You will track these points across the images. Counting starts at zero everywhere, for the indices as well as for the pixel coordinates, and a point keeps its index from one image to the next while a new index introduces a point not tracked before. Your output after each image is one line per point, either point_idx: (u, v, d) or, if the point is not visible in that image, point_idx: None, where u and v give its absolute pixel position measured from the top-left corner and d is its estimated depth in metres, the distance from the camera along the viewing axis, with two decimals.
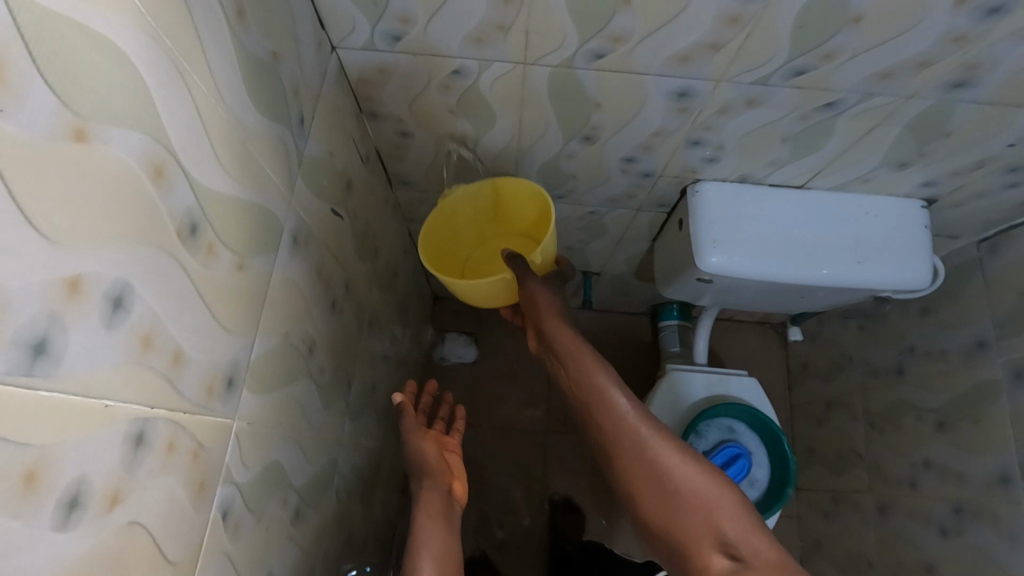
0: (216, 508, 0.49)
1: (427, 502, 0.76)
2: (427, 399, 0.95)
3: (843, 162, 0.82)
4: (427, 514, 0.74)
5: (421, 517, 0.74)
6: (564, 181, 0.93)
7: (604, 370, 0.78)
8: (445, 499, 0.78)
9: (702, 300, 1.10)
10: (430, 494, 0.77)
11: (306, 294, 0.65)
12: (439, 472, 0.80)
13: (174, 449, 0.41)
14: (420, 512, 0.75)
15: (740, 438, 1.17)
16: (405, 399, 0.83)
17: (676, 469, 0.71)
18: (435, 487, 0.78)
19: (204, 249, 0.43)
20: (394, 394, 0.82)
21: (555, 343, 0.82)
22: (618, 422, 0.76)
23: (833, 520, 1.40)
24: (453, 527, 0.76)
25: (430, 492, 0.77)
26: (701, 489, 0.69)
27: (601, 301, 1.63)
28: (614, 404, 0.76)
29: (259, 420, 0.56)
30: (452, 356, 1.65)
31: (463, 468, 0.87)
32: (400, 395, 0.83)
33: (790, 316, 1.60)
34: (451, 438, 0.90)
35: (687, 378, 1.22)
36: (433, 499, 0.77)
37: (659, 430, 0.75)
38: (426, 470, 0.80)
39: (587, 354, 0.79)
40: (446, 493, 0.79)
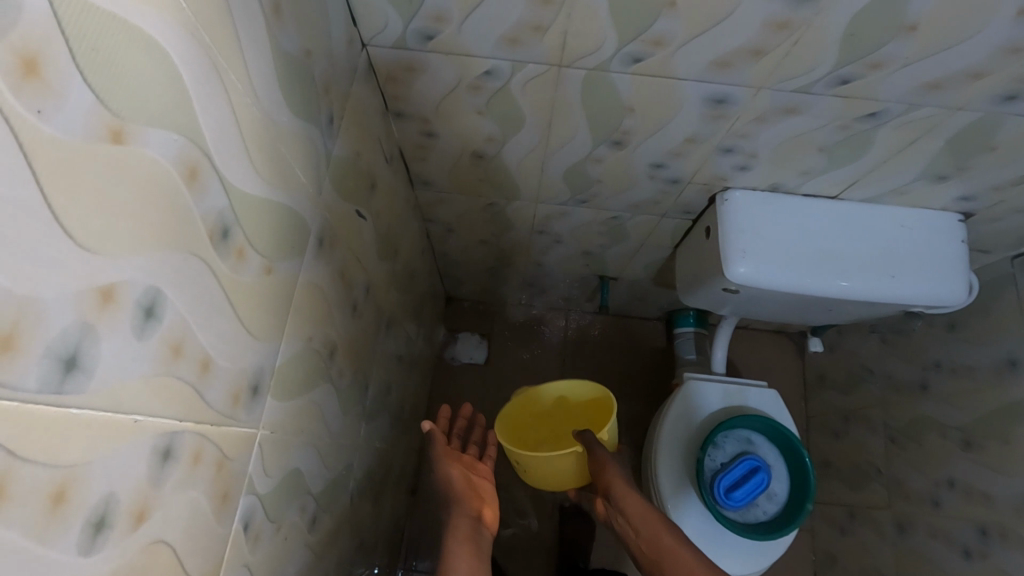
0: (239, 519, 0.47)
1: (456, 527, 0.75)
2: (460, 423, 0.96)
3: (879, 173, 0.80)
4: (456, 536, 0.73)
5: (451, 542, 0.73)
6: (589, 185, 0.92)
7: (669, 528, 0.79)
8: (475, 523, 0.77)
9: (723, 309, 1.08)
10: (458, 517, 0.76)
11: (328, 299, 0.63)
12: (464, 495, 0.79)
13: (199, 460, 0.40)
14: (450, 537, 0.74)
15: (758, 450, 1.15)
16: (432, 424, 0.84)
17: None
18: (462, 511, 0.77)
19: (235, 254, 0.41)
20: (422, 421, 0.83)
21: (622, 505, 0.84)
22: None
23: (848, 535, 1.38)
24: (483, 552, 0.75)
25: (459, 516, 0.76)
26: None
27: (615, 305, 1.61)
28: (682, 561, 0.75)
29: (281, 428, 0.55)
30: (464, 357, 1.63)
31: (494, 490, 0.86)
32: (428, 422, 0.84)
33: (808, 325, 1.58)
34: (483, 464, 0.89)
35: (704, 388, 1.20)
36: (461, 521, 0.76)
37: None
38: (453, 494, 0.80)
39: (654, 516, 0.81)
40: (475, 517, 0.77)
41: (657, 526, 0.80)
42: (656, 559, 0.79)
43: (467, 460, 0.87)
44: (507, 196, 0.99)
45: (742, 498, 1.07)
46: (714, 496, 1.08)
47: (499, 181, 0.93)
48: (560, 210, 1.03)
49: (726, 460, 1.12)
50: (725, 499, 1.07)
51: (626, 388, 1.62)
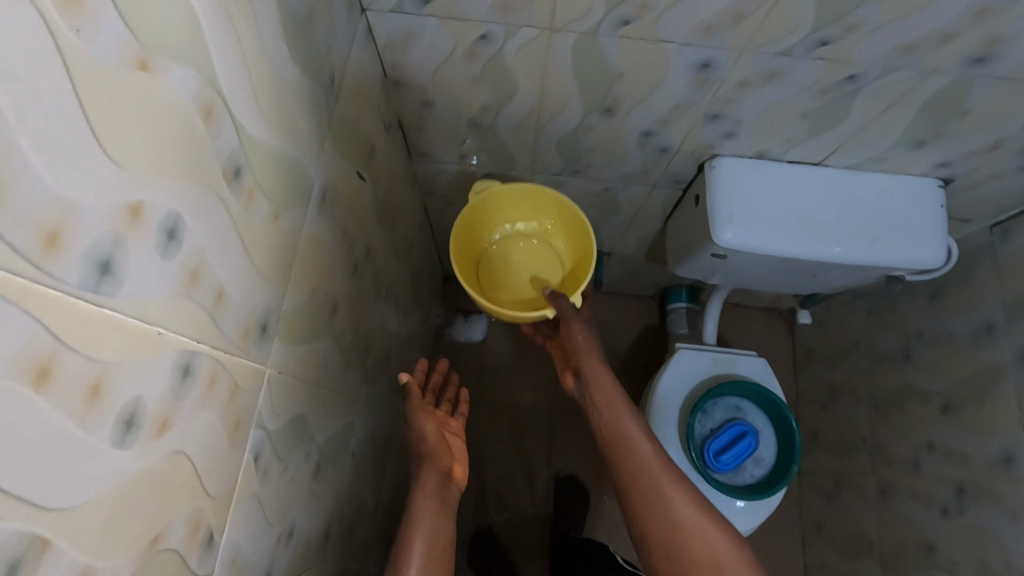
0: (249, 450, 0.51)
1: (425, 481, 0.79)
2: (434, 381, 0.97)
3: (859, 139, 0.83)
4: (424, 491, 0.77)
5: (418, 495, 0.77)
6: (581, 155, 0.94)
7: (632, 414, 0.81)
8: (442, 479, 0.81)
9: (713, 279, 1.11)
10: (427, 472, 0.80)
11: (331, 254, 0.66)
12: (438, 452, 0.82)
13: (214, 385, 0.43)
14: (416, 488, 0.78)
15: (746, 416, 1.19)
16: (411, 377, 0.81)
17: (694, 523, 0.72)
18: (430, 466, 0.81)
19: (245, 193, 0.44)
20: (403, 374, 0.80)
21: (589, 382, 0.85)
22: (648, 473, 0.77)
23: (834, 502, 1.42)
24: (448, 506, 0.79)
25: (428, 470, 0.80)
26: (717, 548, 0.70)
27: (609, 282, 1.64)
28: (643, 454, 0.78)
29: (288, 370, 0.58)
30: (461, 337, 1.67)
31: (465, 450, 0.90)
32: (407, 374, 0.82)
33: (797, 300, 1.61)
34: (454, 422, 0.92)
35: (693, 357, 1.24)
36: (430, 476, 0.80)
37: (682, 483, 0.76)
38: (426, 449, 0.83)
39: (620, 403, 0.82)
40: (444, 473, 0.81)
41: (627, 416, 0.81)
42: (615, 443, 0.81)
43: (439, 417, 0.89)
44: (503, 167, 1.02)
45: (730, 461, 1.13)
46: (702, 459, 1.14)
47: (495, 151, 0.96)
48: (554, 182, 1.05)
49: (715, 426, 1.17)
50: (714, 462, 1.13)
51: (622, 365, 1.66)
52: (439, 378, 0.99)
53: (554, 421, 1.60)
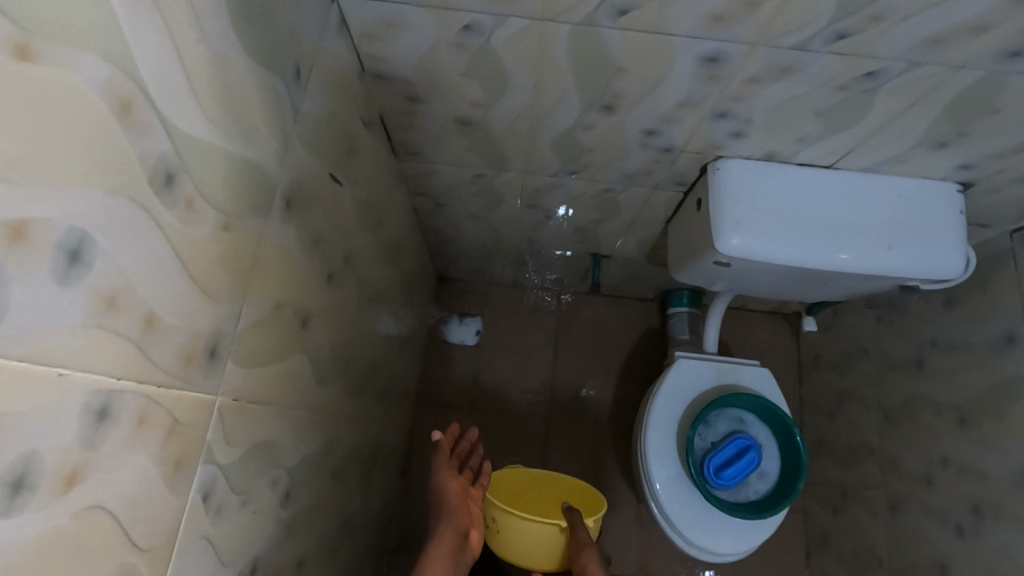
0: (197, 489, 0.45)
1: (440, 539, 0.82)
2: (463, 446, 0.96)
3: (878, 140, 0.77)
4: (437, 549, 0.81)
5: (432, 551, 0.82)
6: (579, 155, 0.88)
7: None
8: (459, 539, 0.84)
9: (717, 286, 1.06)
10: (445, 529, 0.83)
11: (300, 265, 0.60)
12: (457, 510, 0.85)
13: (146, 423, 0.37)
14: (433, 546, 0.82)
15: (750, 430, 1.14)
16: (439, 436, 0.90)
17: None
18: (450, 524, 0.84)
19: (183, 203, 0.38)
20: (434, 431, 0.90)
21: None
22: None
23: (841, 515, 1.36)
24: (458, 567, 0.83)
25: (446, 528, 0.83)
26: None
27: (609, 285, 1.58)
28: None
29: (248, 396, 0.52)
30: (456, 340, 1.62)
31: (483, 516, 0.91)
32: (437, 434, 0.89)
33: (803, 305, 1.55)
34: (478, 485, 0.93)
35: (695, 366, 1.18)
36: (447, 534, 0.83)
37: None
38: (446, 505, 0.86)
39: None
40: (461, 533, 0.84)
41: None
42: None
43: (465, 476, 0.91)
44: (496, 166, 0.96)
45: (733, 477, 1.07)
46: (704, 475, 1.08)
47: (486, 149, 0.90)
48: (551, 182, 0.99)
49: (717, 439, 1.12)
50: (715, 478, 1.08)
51: (621, 371, 1.60)
52: (467, 447, 0.96)
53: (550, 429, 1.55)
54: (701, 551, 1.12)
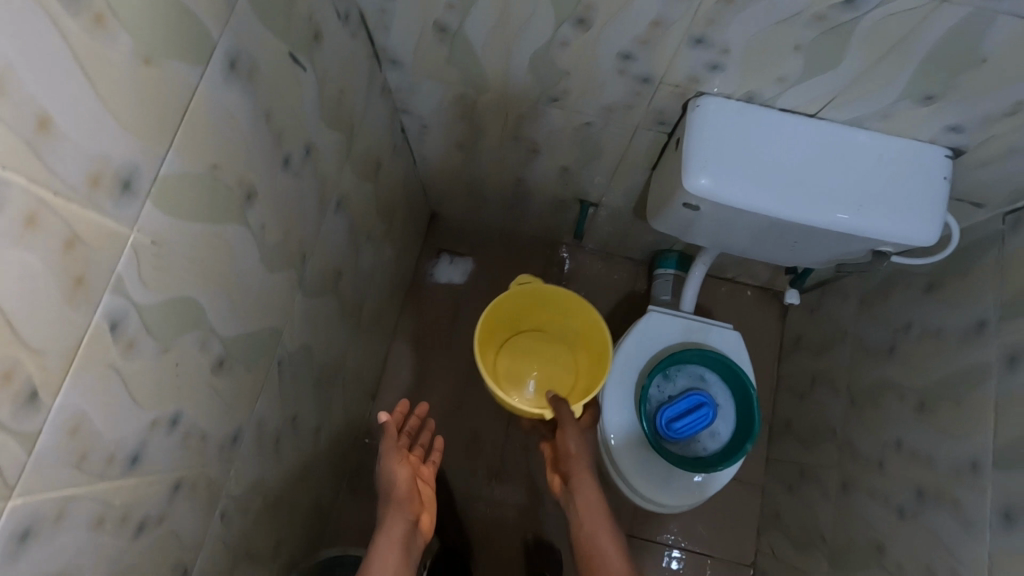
0: (103, 314, 0.47)
1: (392, 527, 0.83)
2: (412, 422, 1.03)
3: (861, 87, 0.74)
4: (389, 539, 0.81)
5: (382, 542, 0.81)
6: (557, 78, 0.87)
7: (608, 527, 0.91)
8: (409, 529, 0.84)
9: (692, 237, 1.04)
10: (395, 519, 0.84)
11: (244, 135, 0.61)
12: (406, 497, 0.86)
13: (37, 225, 0.39)
14: (384, 535, 0.82)
15: (709, 388, 1.13)
16: (388, 418, 0.90)
17: None
18: (400, 513, 0.84)
19: (92, 16, 0.39)
20: (380, 414, 0.90)
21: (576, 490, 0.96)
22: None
23: (795, 494, 1.34)
24: (410, 556, 0.83)
25: (396, 518, 0.84)
26: None
27: (598, 239, 1.57)
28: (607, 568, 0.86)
29: (170, 247, 0.54)
30: (443, 279, 1.63)
31: (435, 499, 0.94)
32: (387, 416, 0.91)
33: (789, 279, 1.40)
34: (427, 467, 0.96)
35: (664, 321, 1.17)
36: (397, 524, 0.83)
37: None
38: (396, 495, 0.86)
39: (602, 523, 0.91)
40: (411, 522, 0.85)
41: (599, 517, 0.92)
42: (587, 546, 0.90)
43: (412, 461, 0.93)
44: (477, 86, 0.95)
45: (683, 430, 1.08)
46: (656, 425, 1.09)
47: (466, 63, 0.89)
48: (533, 110, 0.98)
49: (675, 393, 1.12)
50: (666, 430, 1.09)
51: None
52: (416, 421, 1.04)
53: None
54: (640, 499, 1.13)
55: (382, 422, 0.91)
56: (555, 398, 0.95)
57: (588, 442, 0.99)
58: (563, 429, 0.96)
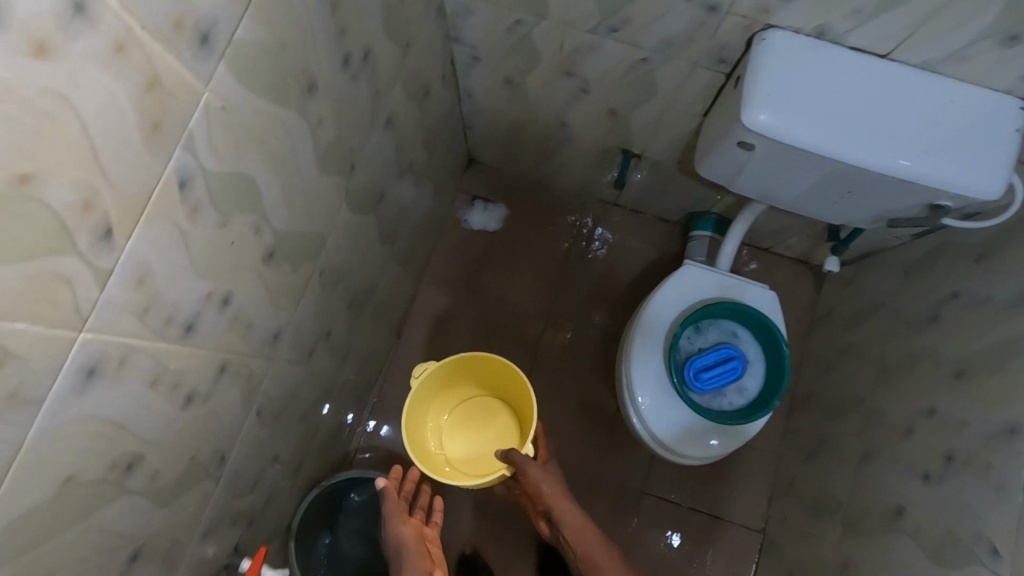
0: (174, 169, 0.48)
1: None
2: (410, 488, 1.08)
3: (940, 23, 0.71)
4: None
5: None
6: (619, 5, 0.85)
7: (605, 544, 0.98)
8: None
9: (739, 186, 1.02)
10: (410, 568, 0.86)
11: (312, 20, 0.61)
12: (413, 550, 0.90)
13: (125, 56, 0.40)
14: None
15: (740, 344, 1.12)
16: (384, 484, 0.98)
17: None
18: (412, 563, 0.87)
19: None
20: (378, 479, 1.00)
21: (562, 521, 1.00)
22: None
23: (812, 462, 1.33)
24: None
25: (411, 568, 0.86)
26: None
27: (636, 196, 1.55)
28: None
29: (238, 117, 0.54)
30: (475, 226, 1.64)
31: (444, 556, 0.97)
32: (382, 482, 0.99)
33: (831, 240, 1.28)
34: (430, 530, 1.01)
35: (699, 274, 1.16)
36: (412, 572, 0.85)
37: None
38: (405, 550, 0.91)
39: (599, 541, 0.98)
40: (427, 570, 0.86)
41: (591, 534, 0.98)
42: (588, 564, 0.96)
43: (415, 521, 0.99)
44: (535, 11, 0.93)
45: (710, 381, 1.08)
46: (683, 375, 1.09)
47: None
48: (589, 42, 0.96)
49: (705, 345, 1.12)
50: (693, 380, 1.08)
51: (628, 286, 1.61)
52: (413, 487, 1.09)
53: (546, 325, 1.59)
54: (660, 449, 1.13)
55: (381, 487, 1.00)
56: (504, 451, 0.98)
57: (552, 472, 1.03)
58: (527, 472, 0.99)
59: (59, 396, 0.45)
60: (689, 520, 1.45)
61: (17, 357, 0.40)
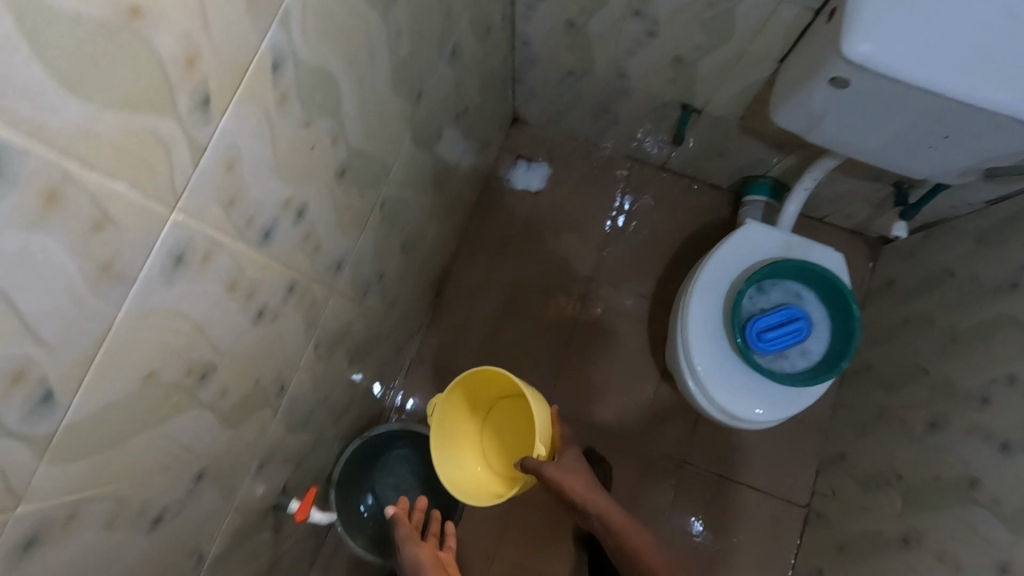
0: (268, 46, 0.45)
1: None
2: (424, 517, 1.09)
3: None
4: None
5: None
6: None
7: (635, 525, 0.97)
8: None
9: (816, 135, 0.97)
10: None
11: None
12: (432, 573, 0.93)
13: None
14: None
15: (804, 306, 1.07)
16: (396, 510, 1.01)
17: None
18: None
19: None
20: (387, 508, 1.03)
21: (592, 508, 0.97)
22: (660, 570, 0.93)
23: (867, 435, 1.29)
24: None
25: None
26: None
27: (688, 158, 1.50)
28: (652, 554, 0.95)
29: (326, 2, 0.51)
30: (519, 185, 1.60)
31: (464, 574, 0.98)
32: (393, 509, 1.02)
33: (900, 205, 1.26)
34: (446, 553, 1.02)
35: (762, 232, 1.12)
36: None
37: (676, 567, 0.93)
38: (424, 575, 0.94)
39: (629, 523, 0.97)
40: None
41: (622, 517, 0.97)
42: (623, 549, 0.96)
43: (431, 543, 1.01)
44: None
45: (774, 341, 1.03)
46: (745, 336, 1.04)
47: None
48: None
49: (768, 306, 1.07)
50: (756, 341, 1.04)
51: (675, 252, 1.56)
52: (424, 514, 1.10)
53: (589, 289, 1.55)
54: (717, 412, 1.09)
55: (393, 514, 1.02)
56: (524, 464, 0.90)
57: (571, 463, 0.95)
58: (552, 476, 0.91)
59: (149, 278, 0.42)
60: (731, 491, 1.42)
61: (115, 223, 0.37)
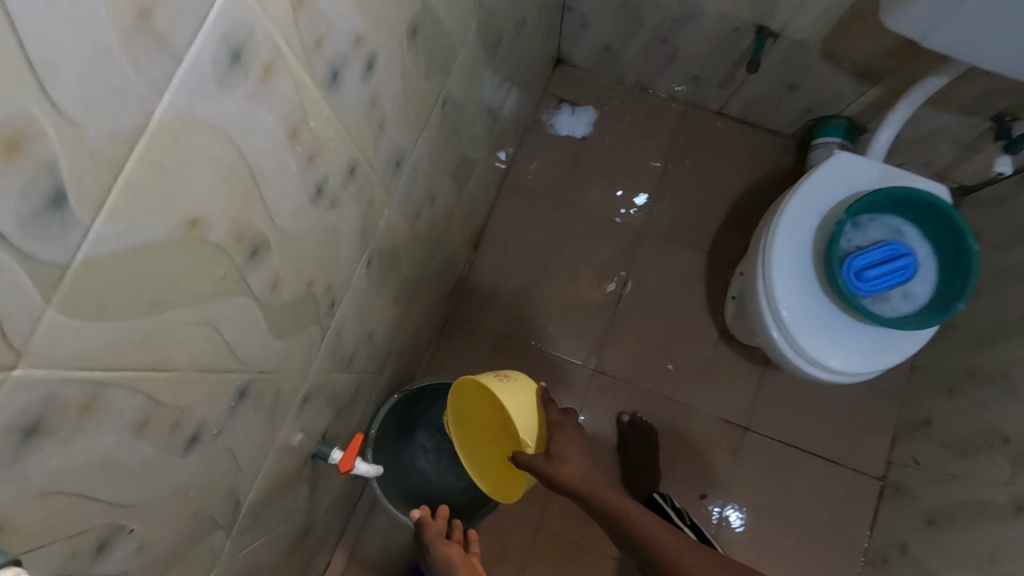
0: None
1: None
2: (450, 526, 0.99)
3: None
4: None
5: None
6: None
7: (644, 511, 0.80)
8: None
9: (935, 43, 0.85)
10: None
11: None
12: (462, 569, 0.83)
13: None
14: None
15: (905, 243, 0.95)
16: (421, 511, 0.93)
17: None
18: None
19: None
20: (414, 509, 0.94)
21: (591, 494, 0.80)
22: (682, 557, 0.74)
23: (956, 398, 1.16)
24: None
25: None
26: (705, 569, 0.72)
27: (750, 99, 1.37)
28: (671, 541, 0.76)
29: None
30: (563, 130, 1.48)
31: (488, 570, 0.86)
32: (418, 510, 0.93)
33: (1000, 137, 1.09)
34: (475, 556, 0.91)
35: (856, 162, 0.98)
36: None
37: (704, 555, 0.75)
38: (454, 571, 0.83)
39: (637, 509, 0.80)
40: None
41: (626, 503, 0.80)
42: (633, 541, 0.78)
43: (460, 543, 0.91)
44: None
45: (876, 281, 0.91)
46: (843, 277, 0.91)
47: None
48: None
49: (865, 243, 0.94)
50: (856, 281, 0.91)
51: (733, 205, 1.43)
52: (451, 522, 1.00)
53: (639, 243, 1.43)
54: (807, 366, 0.96)
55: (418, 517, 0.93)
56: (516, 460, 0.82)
57: (566, 445, 0.81)
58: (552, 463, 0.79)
59: (198, 64, 0.30)
60: (797, 462, 1.30)
61: None
